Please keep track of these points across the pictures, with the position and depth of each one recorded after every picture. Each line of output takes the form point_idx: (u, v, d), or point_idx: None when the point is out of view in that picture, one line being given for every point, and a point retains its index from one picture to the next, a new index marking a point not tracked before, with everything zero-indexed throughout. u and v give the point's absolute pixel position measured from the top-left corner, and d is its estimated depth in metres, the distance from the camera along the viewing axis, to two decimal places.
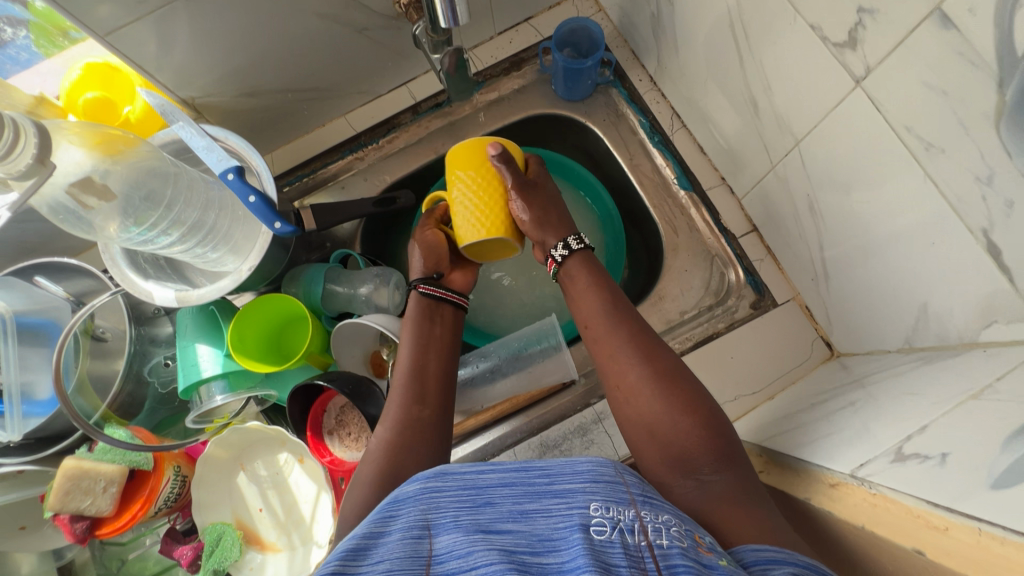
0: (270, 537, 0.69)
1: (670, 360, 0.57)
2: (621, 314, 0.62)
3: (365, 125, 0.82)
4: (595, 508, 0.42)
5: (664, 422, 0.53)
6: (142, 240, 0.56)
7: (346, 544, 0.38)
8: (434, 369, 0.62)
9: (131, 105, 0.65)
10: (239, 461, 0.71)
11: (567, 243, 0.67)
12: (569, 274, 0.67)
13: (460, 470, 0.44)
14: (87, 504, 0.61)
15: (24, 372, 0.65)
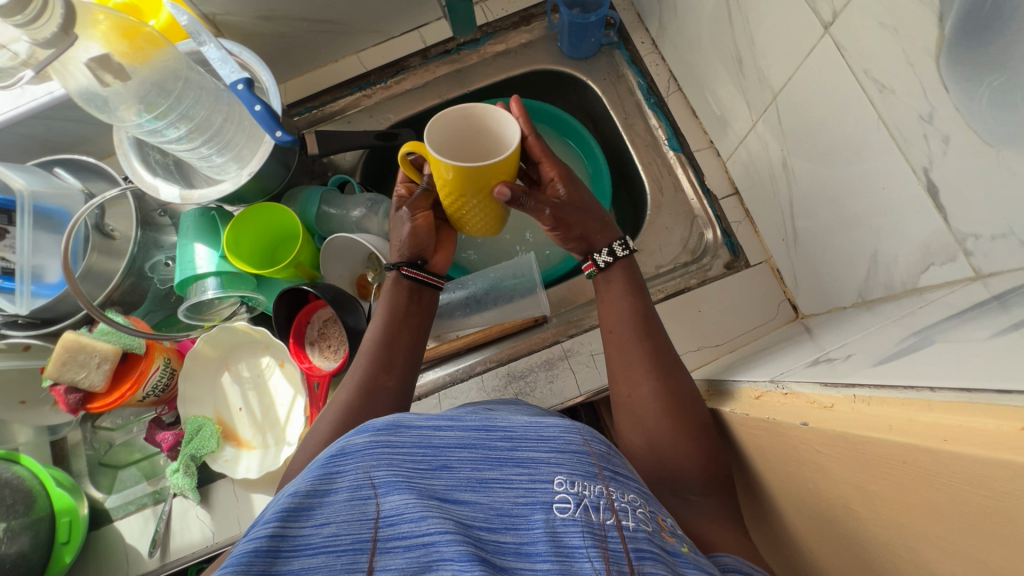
0: (246, 435, 0.73)
1: (690, 388, 0.54)
2: (646, 326, 0.57)
3: (376, 65, 0.86)
4: (560, 482, 0.39)
5: (667, 440, 0.51)
6: (152, 132, 0.61)
7: (283, 499, 0.34)
8: (406, 341, 0.62)
9: (156, 18, 0.70)
10: (224, 362, 0.76)
11: (612, 249, 0.60)
12: (609, 281, 0.60)
13: (417, 425, 0.40)
14: (82, 377, 0.66)
15: (36, 255, 0.69)
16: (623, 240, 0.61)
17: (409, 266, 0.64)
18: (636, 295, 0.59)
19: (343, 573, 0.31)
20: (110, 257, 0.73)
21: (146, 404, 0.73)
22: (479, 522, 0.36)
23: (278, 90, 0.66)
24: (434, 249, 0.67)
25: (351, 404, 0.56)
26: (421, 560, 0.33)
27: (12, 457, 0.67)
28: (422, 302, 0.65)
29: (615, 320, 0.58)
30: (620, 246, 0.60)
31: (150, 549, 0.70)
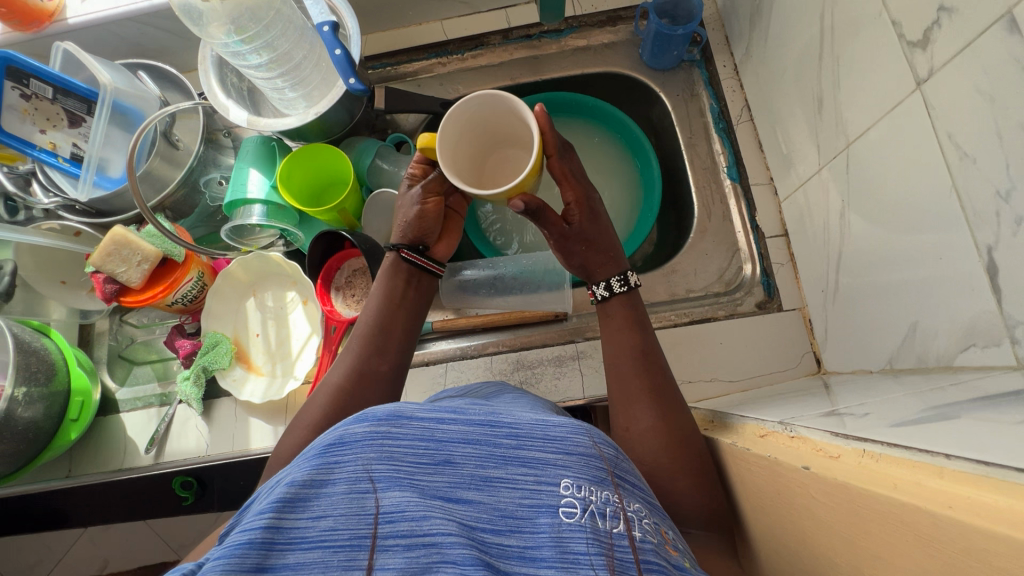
0: (257, 361, 0.76)
1: (689, 424, 0.53)
2: (649, 364, 0.57)
3: (457, 35, 0.87)
4: (566, 486, 0.40)
5: (663, 475, 0.50)
6: (240, 56, 0.63)
7: (281, 488, 0.34)
8: (400, 324, 0.61)
9: None
10: (252, 288, 0.79)
11: (609, 284, 0.60)
12: (609, 310, 0.60)
13: (419, 418, 0.40)
14: (121, 270, 0.69)
15: (105, 149, 0.72)
16: (627, 279, 0.60)
17: (409, 249, 0.63)
18: (636, 331, 0.59)
19: (341, 569, 0.32)
20: (170, 166, 0.76)
21: (173, 310, 0.76)
22: (482, 524, 0.37)
23: (358, 35, 0.68)
24: (438, 236, 0.67)
25: (344, 389, 0.56)
26: (424, 557, 0.33)
27: (42, 331, 0.71)
28: (416, 287, 0.64)
29: (613, 353, 0.58)
30: (621, 282, 0.60)
31: (149, 446, 0.73)
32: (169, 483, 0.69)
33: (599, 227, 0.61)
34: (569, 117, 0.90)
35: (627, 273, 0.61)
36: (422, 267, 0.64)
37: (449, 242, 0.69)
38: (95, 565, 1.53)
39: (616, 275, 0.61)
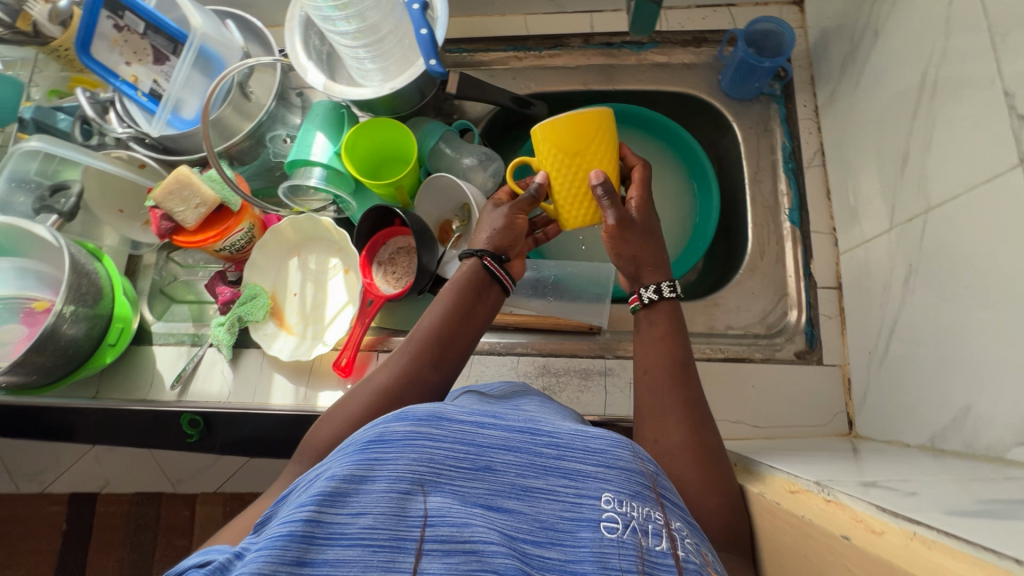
0: (290, 320, 0.77)
1: (719, 447, 0.52)
2: (686, 377, 0.56)
3: (538, 32, 0.86)
4: (607, 501, 0.40)
5: (690, 490, 0.48)
6: (331, 20, 0.64)
7: (322, 483, 0.35)
8: (461, 334, 0.61)
9: None
10: (296, 248, 0.80)
11: (659, 287, 0.61)
12: (655, 312, 0.61)
13: (458, 420, 0.41)
14: (179, 210, 0.71)
15: (183, 89, 0.74)
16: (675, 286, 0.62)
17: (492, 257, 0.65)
18: (679, 344, 0.59)
19: (382, 569, 0.33)
20: (239, 115, 0.77)
21: (219, 257, 0.78)
22: (523, 534, 0.37)
23: (445, 15, 0.68)
24: (517, 252, 0.69)
25: (391, 388, 0.55)
26: (465, 563, 0.34)
27: (96, 254, 0.73)
28: (483, 304, 0.64)
29: (653, 361, 0.58)
30: (670, 287, 0.61)
31: (174, 382, 0.75)
32: (178, 420, 0.70)
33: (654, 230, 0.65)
34: (634, 130, 0.90)
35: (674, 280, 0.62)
36: (500, 278, 0.65)
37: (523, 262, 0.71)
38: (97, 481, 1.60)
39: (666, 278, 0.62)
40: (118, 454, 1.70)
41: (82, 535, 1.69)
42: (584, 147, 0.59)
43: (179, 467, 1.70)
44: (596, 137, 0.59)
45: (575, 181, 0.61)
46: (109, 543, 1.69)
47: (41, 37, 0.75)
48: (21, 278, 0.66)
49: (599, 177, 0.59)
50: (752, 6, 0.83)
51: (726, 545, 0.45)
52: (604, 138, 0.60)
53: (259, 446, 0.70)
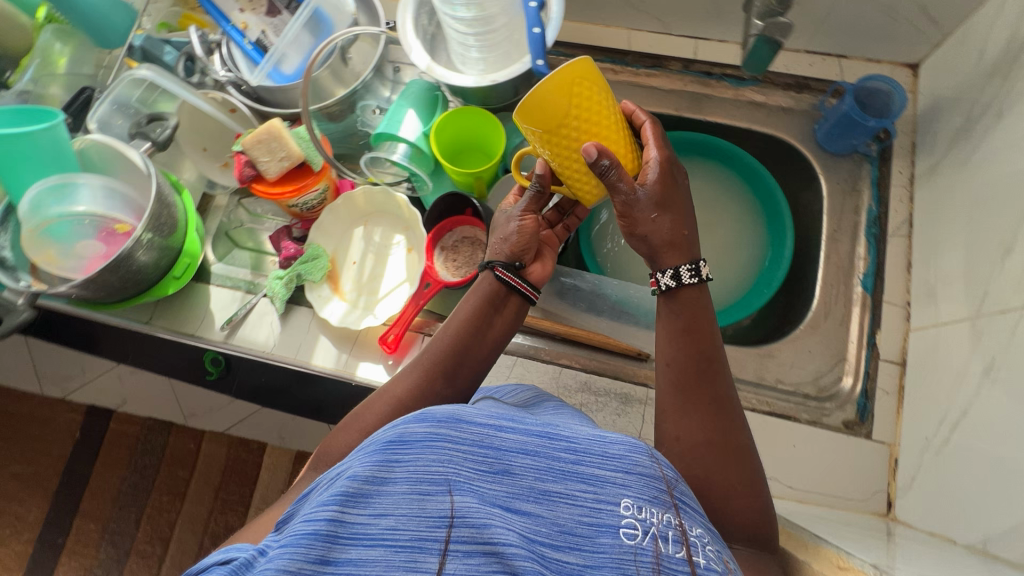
0: (344, 286, 0.78)
1: (744, 446, 0.52)
2: (712, 379, 0.54)
3: (639, 49, 0.86)
4: (626, 507, 0.39)
5: (716, 487, 0.49)
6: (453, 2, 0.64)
7: (343, 481, 0.35)
8: (474, 351, 0.60)
9: None
10: (365, 218, 0.81)
11: (677, 273, 0.56)
12: (683, 301, 0.56)
13: (477, 422, 0.40)
14: (264, 160, 0.72)
15: (289, 46, 0.75)
16: (699, 269, 0.56)
17: (505, 268, 0.62)
18: (704, 339, 0.55)
19: (404, 569, 0.33)
20: (334, 79, 0.78)
21: (288, 211, 0.79)
22: (542, 537, 0.36)
23: (559, 15, 0.68)
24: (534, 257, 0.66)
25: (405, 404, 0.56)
26: (486, 563, 0.34)
27: (177, 187, 0.75)
28: (504, 320, 0.62)
29: (675, 355, 0.55)
30: (692, 273, 0.56)
31: (224, 324, 0.77)
32: (200, 357, 0.76)
33: (675, 205, 0.58)
34: (703, 159, 0.88)
35: (699, 262, 0.57)
36: (514, 287, 0.62)
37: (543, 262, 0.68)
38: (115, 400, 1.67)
39: (688, 261, 0.57)
40: (141, 377, 1.76)
41: (93, 447, 1.76)
42: (564, 119, 0.52)
43: (195, 402, 1.75)
44: (575, 106, 0.51)
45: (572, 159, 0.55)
46: (116, 460, 1.74)
47: None
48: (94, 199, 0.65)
49: (586, 154, 0.51)
50: (863, 61, 0.81)
51: (747, 539, 0.48)
52: (585, 105, 0.52)
53: (272, 395, 0.76)
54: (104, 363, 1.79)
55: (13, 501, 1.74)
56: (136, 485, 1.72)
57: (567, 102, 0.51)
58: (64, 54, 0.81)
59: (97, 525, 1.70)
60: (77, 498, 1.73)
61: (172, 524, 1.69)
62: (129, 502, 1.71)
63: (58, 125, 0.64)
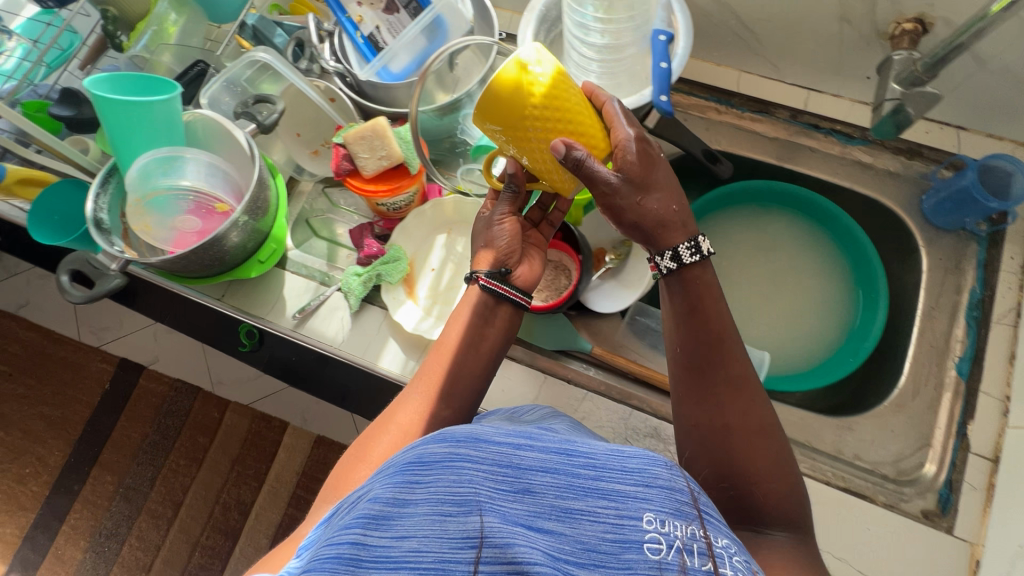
0: (420, 293, 0.77)
1: (765, 427, 0.50)
2: (727, 360, 0.53)
3: (747, 92, 0.83)
4: (649, 521, 0.34)
5: (744, 471, 0.49)
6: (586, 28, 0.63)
7: (365, 505, 0.32)
8: (467, 372, 0.58)
9: None
10: (448, 226, 0.80)
11: (677, 253, 0.54)
12: (686, 283, 0.55)
13: (495, 440, 0.35)
14: (364, 156, 0.71)
15: (403, 47, 0.75)
16: (698, 246, 0.54)
17: (489, 277, 0.59)
18: (713, 320, 0.54)
19: None
20: (438, 84, 0.77)
21: (375, 210, 0.79)
22: (565, 558, 0.31)
23: (686, 47, 0.66)
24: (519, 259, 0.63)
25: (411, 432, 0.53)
26: None
27: (272, 170, 0.75)
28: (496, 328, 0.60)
29: (684, 339, 0.55)
30: (691, 250, 0.54)
31: (297, 311, 0.77)
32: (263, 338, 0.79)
33: (658, 181, 0.54)
34: (779, 211, 0.85)
35: (696, 238, 0.54)
36: (500, 295, 0.59)
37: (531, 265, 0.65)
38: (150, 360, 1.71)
39: (685, 239, 0.54)
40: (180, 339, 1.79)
41: (121, 400, 1.79)
42: (524, 112, 0.50)
43: (227, 371, 1.78)
44: (531, 97, 0.49)
45: (544, 153, 0.52)
46: (141, 416, 1.77)
47: None
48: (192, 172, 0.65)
49: (553, 151, 0.49)
50: (984, 136, 0.77)
51: (783, 524, 0.47)
52: (540, 91, 0.49)
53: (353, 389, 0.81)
54: (144, 320, 1.83)
55: (37, 441, 1.77)
56: (156, 444, 1.74)
57: (522, 97, 0.49)
58: (177, 24, 0.81)
59: (113, 478, 1.72)
60: (99, 448, 1.75)
61: (186, 489, 1.70)
62: (147, 459, 1.73)
63: (174, 98, 0.63)
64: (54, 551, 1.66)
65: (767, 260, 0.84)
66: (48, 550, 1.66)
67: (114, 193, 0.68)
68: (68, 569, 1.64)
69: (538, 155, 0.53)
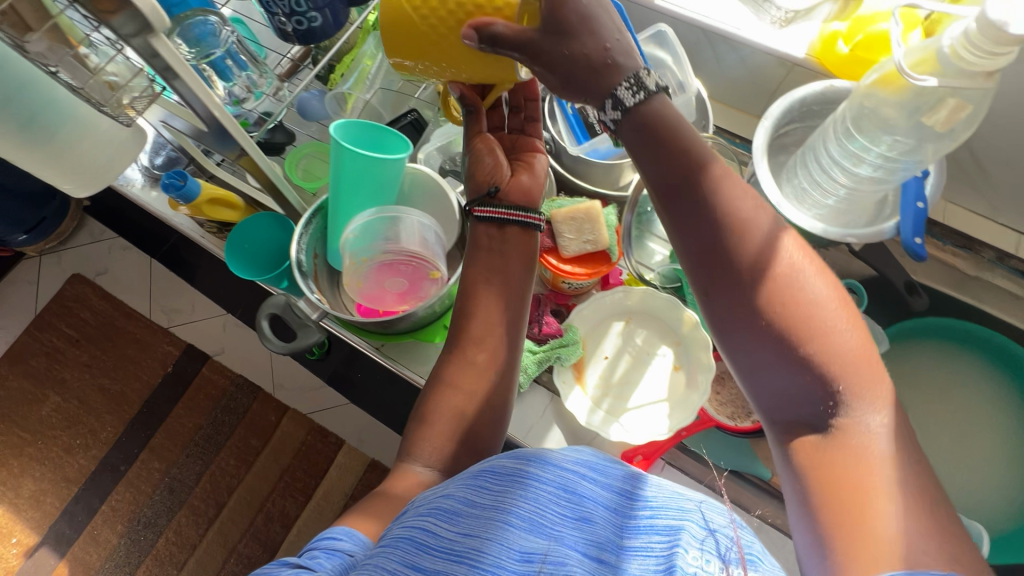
0: (589, 380, 0.73)
1: (745, 222, 0.45)
2: (747, 231, 0.45)
3: (953, 224, 0.79)
4: (700, 562, 0.37)
5: (818, 366, 0.42)
6: (853, 156, 0.59)
7: (443, 499, 0.41)
8: (497, 326, 0.59)
9: (846, 45, 0.68)
10: (628, 312, 0.75)
11: (617, 98, 0.48)
12: (642, 133, 0.48)
13: (562, 467, 0.42)
14: (569, 236, 0.69)
15: None
16: (639, 82, 0.48)
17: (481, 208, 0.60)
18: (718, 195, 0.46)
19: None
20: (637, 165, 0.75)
21: (553, 285, 0.75)
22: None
23: (938, 181, 0.61)
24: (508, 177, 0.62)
25: (460, 408, 0.56)
26: None
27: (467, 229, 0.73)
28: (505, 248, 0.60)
29: (690, 220, 0.47)
30: (633, 90, 0.48)
31: None
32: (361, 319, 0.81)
33: (584, 18, 0.46)
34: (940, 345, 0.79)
35: (636, 75, 0.48)
36: (500, 219, 0.59)
37: (529, 174, 0.63)
38: None
39: (624, 79, 0.48)
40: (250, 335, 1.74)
41: (180, 388, 1.72)
42: (424, 30, 0.50)
43: (290, 376, 1.72)
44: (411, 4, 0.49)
45: (465, 54, 0.51)
46: (197, 406, 1.70)
47: None
48: (398, 229, 0.63)
49: (466, 39, 0.48)
50: None
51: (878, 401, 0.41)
52: None
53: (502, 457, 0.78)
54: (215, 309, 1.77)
55: (91, 413, 1.69)
56: (208, 437, 1.67)
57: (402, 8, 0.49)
58: (377, 61, 0.78)
59: (160, 466, 1.65)
60: (149, 432, 1.68)
61: (230, 491, 1.63)
62: (196, 453, 1.66)
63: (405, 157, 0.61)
64: (89, 530, 1.57)
65: (937, 403, 0.78)
66: (82, 530, 1.57)
67: (314, 231, 0.67)
68: (100, 552, 1.56)
69: (465, 60, 0.51)
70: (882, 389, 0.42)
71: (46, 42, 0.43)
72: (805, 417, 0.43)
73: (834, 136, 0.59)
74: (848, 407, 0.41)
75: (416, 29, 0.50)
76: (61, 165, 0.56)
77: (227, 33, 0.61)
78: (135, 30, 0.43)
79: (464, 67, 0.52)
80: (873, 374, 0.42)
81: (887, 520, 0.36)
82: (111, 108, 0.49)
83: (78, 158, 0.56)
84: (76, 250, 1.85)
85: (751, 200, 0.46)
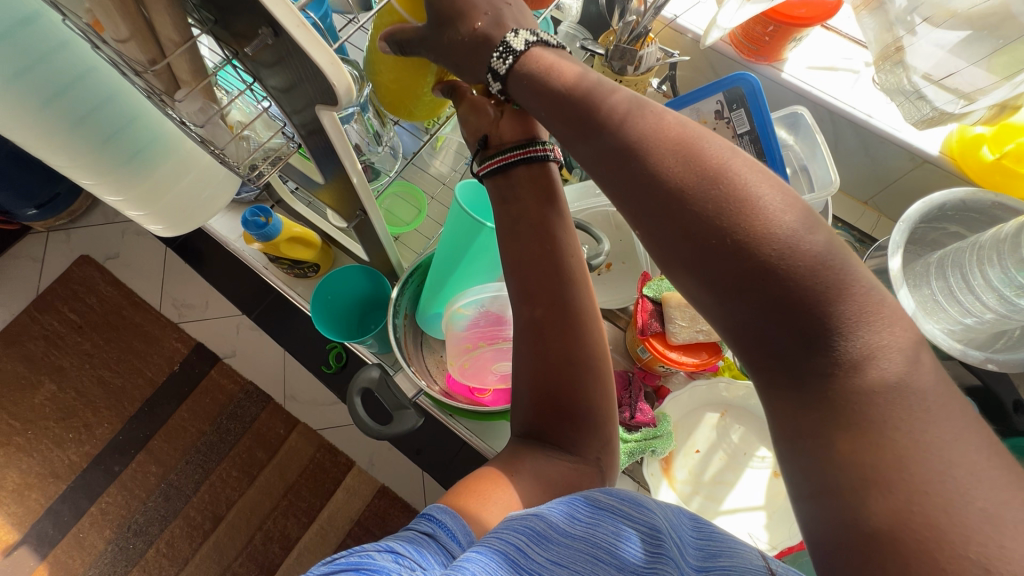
0: (680, 474, 0.68)
1: (658, 119, 0.35)
2: (648, 131, 0.35)
3: None
4: None
5: (781, 278, 0.29)
6: (1018, 286, 0.55)
7: (530, 515, 0.33)
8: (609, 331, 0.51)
9: (990, 152, 0.64)
10: (724, 404, 0.70)
11: (492, 77, 0.44)
12: (525, 86, 0.42)
13: (657, 511, 0.36)
14: (680, 323, 0.64)
15: None
16: (507, 46, 0.43)
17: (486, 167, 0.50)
18: (611, 108, 0.37)
19: None
20: None
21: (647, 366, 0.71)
22: None
23: None
24: (500, 128, 0.51)
25: (552, 400, 0.47)
26: None
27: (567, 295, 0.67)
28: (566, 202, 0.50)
29: (593, 158, 0.37)
30: (504, 57, 0.43)
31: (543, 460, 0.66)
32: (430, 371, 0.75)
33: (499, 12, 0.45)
34: None
35: (504, 40, 0.43)
36: (518, 158, 0.48)
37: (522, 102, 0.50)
38: (222, 348, 1.43)
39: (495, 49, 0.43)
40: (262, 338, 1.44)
41: (185, 389, 1.40)
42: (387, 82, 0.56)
43: (304, 388, 1.41)
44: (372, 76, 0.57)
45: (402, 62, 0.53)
46: (201, 410, 1.39)
47: (634, 61, 0.70)
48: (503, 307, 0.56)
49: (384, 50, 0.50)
50: None
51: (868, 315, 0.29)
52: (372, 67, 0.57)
53: None
54: (229, 307, 1.46)
55: (90, 406, 1.38)
56: (212, 446, 1.37)
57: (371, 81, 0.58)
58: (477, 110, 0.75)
59: (157, 469, 1.34)
60: (149, 431, 1.37)
61: (232, 503, 1.33)
62: (198, 460, 1.36)
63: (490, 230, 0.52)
64: (74, 533, 1.28)
65: None
66: (68, 531, 1.28)
67: (409, 292, 0.63)
68: (85, 559, 1.27)
69: (407, 71, 0.54)
70: (861, 289, 0.29)
71: (198, 101, 0.38)
72: (783, 357, 0.30)
73: (998, 259, 0.56)
74: (826, 323, 0.29)
75: (383, 84, 0.57)
76: (161, 208, 0.50)
77: (358, 87, 0.55)
78: (290, 81, 0.37)
79: (411, 78, 0.55)
80: (845, 259, 0.30)
81: (937, 470, 0.26)
82: (240, 167, 0.44)
83: (173, 197, 0.50)
84: (90, 230, 1.51)
85: (649, 108, 0.36)
